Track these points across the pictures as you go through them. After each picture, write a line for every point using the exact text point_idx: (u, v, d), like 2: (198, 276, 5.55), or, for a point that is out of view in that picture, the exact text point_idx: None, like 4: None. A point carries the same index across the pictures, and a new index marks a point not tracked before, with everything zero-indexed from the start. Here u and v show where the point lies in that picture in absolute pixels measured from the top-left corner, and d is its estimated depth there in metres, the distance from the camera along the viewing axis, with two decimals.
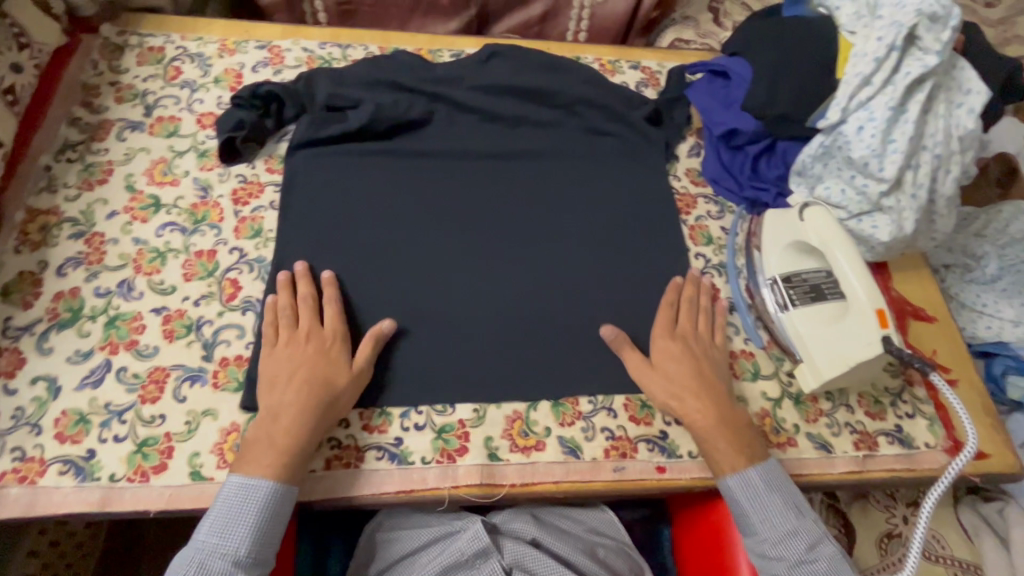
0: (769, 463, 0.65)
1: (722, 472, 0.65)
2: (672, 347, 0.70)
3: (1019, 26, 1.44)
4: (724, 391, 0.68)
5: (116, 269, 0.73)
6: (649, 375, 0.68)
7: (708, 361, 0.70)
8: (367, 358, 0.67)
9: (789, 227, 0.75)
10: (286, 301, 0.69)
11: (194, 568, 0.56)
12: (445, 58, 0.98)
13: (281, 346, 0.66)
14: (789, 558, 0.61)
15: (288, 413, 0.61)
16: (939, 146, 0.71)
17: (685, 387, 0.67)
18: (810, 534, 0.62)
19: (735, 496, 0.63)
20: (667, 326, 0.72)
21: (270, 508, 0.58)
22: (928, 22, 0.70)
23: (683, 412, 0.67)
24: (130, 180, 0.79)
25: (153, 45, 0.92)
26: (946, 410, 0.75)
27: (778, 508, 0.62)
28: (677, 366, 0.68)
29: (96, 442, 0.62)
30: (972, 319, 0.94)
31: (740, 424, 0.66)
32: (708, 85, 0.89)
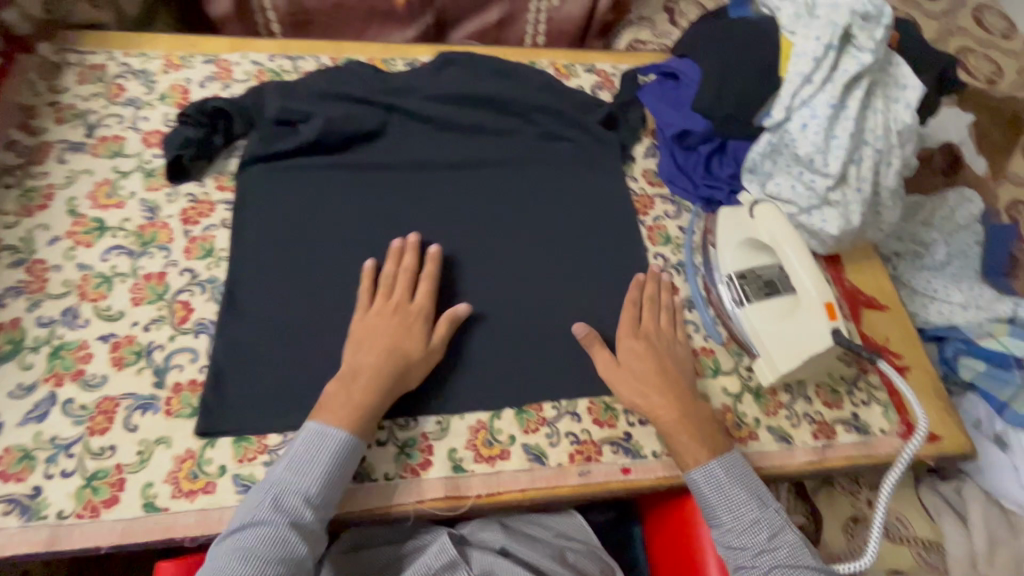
0: (732, 455, 0.65)
1: (687, 465, 0.65)
2: (636, 346, 0.70)
3: (960, 18, 1.49)
4: (687, 387, 0.69)
5: (60, 296, 0.70)
6: (616, 374, 0.69)
7: (671, 358, 0.71)
8: (443, 338, 0.69)
9: (742, 224, 0.78)
10: (389, 269, 0.71)
11: (266, 502, 0.56)
12: (399, 67, 0.97)
13: (374, 312, 0.68)
14: (752, 547, 0.61)
15: (367, 377, 0.63)
16: (880, 140, 0.74)
17: (650, 384, 0.68)
18: (771, 523, 0.62)
19: (701, 489, 0.63)
20: (630, 324, 0.73)
21: (347, 454, 0.60)
22: (861, 22, 0.73)
23: (651, 411, 0.67)
24: (72, 204, 0.77)
25: (94, 63, 0.89)
26: (900, 396, 0.77)
27: (740, 497, 0.63)
28: (642, 364, 0.69)
29: (43, 479, 0.60)
30: (923, 304, 0.96)
31: (704, 418, 0.67)
32: (660, 86, 0.92)
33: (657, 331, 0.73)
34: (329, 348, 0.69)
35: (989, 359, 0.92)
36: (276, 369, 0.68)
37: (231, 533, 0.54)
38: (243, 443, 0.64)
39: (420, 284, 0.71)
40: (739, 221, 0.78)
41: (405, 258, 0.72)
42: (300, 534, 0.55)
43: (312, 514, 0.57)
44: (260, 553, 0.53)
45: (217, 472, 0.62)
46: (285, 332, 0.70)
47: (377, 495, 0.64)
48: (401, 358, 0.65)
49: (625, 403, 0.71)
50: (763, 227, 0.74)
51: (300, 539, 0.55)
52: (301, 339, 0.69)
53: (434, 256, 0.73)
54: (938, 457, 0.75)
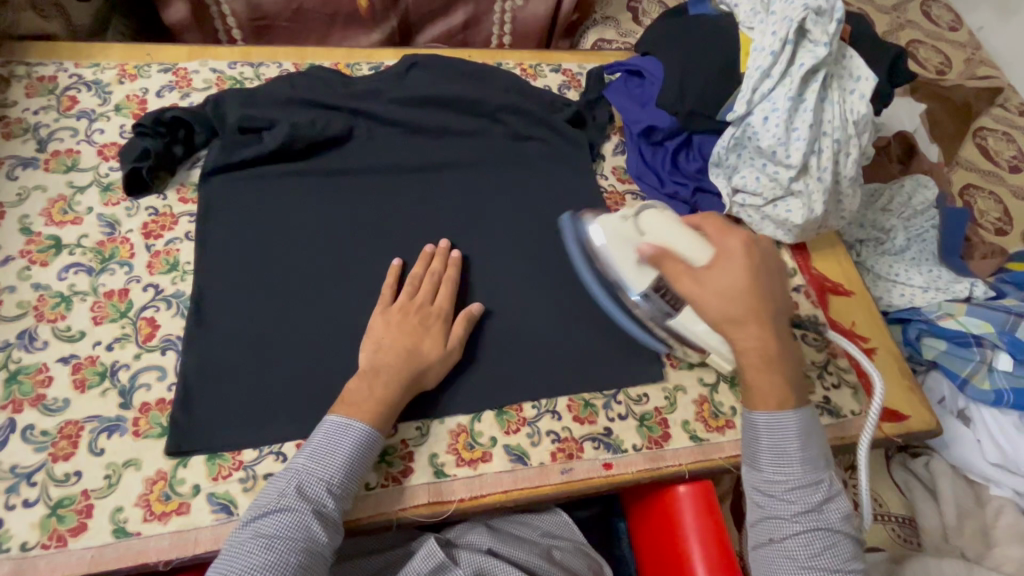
0: (808, 414, 0.60)
1: (755, 406, 0.60)
2: (749, 258, 0.61)
3: (910, 11, 1.55)
4: (781, 320, 0.61)
5: (15, 319, 0.67)
6: (713, 290, 0.60)
7: (780, 277, 0.63)
8: (460, 337, 0.69)
9: (629, 237, 0.67)
10: (417, 270, 0.72)
11: (289, 490, 0.55)
12: (364, 71, 0.96)
13: (395, 309, 0.68)
14: (801, 504, 0.58)
15: (388, 376, 0.63)
16: (838, 131, 0.76)
17: (751, 308, 0.59)
18: (827, 486, 0.59)
19: (759, 433, 0.60)
20: (720, 236, 0.63)
21: (369, 446, 0.60)
22: (815, 16, 0.75)
23: (742, 339, 0.60)
24: (25, 222, 0.74)
25: (43, 75, 0.86)
26: (867, 378, 0.80)
27: (802, 457, 0.58)
28: (745, 282, 0.60)
29: (4, 510, 0.57)
30: (887, 288, 0.99)
31: (792, 357, 0.61)
32: (625, 85, 0.92)
33: (765, 248, 0.63)
34: (304, 359, 0.68)
35: (950, 338, 0.95)
36: (247, 383, 0.66)
37: (254, 520, 0.54)
38: (217, 460, 0.62)
39: (442, 287, 0.71)
40: (620, 235, 0.68)
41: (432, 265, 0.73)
42: (323, 523, 0.55)
43: (334, 503, 0.57)
44: (283, 540, 0.53)
45: (190, 492, 0.60)
46: (257, 345, 0.68)
47: (358, 506, 0.63)
48: (420, 357, 0.65)
49: (604, 398, 0.72)
50: (654, 237, 0.66)
51: (323, 528, 0.55)
52: (273, 350, 0.68)
53: (456, 262, 0.74)
54: (909, 436, 0.77)
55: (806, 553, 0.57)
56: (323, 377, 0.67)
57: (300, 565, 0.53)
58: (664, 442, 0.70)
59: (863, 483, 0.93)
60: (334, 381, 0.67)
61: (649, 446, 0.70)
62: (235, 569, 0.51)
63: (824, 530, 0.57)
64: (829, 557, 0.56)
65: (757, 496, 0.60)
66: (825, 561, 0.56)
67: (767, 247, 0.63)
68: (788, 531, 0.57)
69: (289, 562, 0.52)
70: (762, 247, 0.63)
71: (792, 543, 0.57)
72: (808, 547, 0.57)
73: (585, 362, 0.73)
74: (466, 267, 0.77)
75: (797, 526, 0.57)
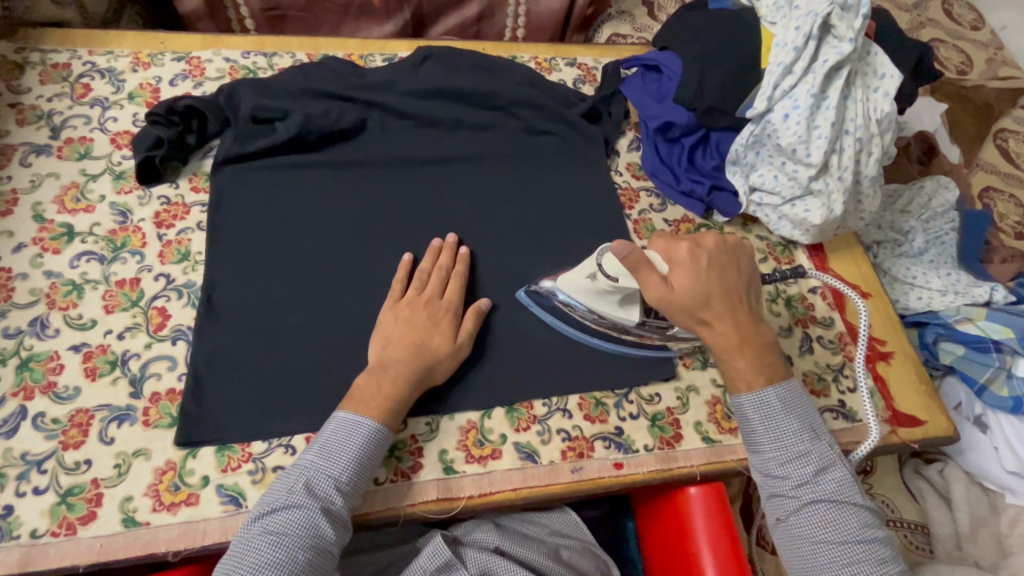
0: (790, 385, 0.63)
1: (736, 391, 0.63)
2: (697, 259, 0.63)
3: (931, 9, 1.52)
4: (748, 312, 0.64)
5: (27, 306, 0.67)
6: (671, 299, 0.62)
7: (733, 267, 0.65)
8: (470, 332, 0.68)
9: (605, 289, 0.68)
10: (426, 265, 0.71)
11: (296, 489, 0.55)
12: (377, 63, 0.95)
13: (404, 304, 0.67)
14: (797, 477, 0.60)
15: (398, 371, 0.62)
16: (860, 129, 0.74)
17: (705, 309, 0.62)
18: (822, 457, 0.61)
19: (747, 414, 0.62)
20: (668, 249, 0.63)
21: (375, 443, 0.59)
22: (840, 12, 0.73)
23: (710, 336, 0.63)
24: (38, 209, 0.73)
25: (57, 62, 0.86)
26: (884, 383, 0.79)
27: (793, 429, 0.61)
28: (697, 284, 0.62)
29: (14, 497, 0.57)
30: (903, 291, 0.98)
31: (765, 344, 0.64)
32: (642, 79, 0.91)
33: (715, 244, 0.65)
34: (313, 351, 0.67)
35: (968, 343, 0.92)
36: (257, 376, 0.66)
37: (261, 521, 0.54)
38: (225, 451, 0.62)
39: (451, 282, 0.71)
40: (592, 292, 0.69)
41: (443, 259, 0.72)
42: (331, 521, 0.55)
43: (341, 501, 0.56)
44: (292, 540, 0.53)
45: (199, 484, 0.60)
46: (267, 336, 0.68)
47: (367, 501, 0.62)
48: (430, 353, 0.64)
49: (616, 398, 0.71)
50: (630, 282, 0.65)
51: (331, 526, 0.55)
52: (283, 342, 0.67)
53: (464, 257, 0.73)
54: (925, 442, 0.76)
55: (812, 524, 0.59)
56: (332, 370, 0.67)
57: (310, 564, 0.53)
58: (676, 442, 0.70)
59: (874, 489, 0.92)
60: (344, 374, 0.67)
61: (660, 447, 0.69)
62: (243, 570, 0.51)
63: (826, 501, 0.59)
64: (837, 527, 0.58)
65: (759, 475, 0.63)
66: (832, 530, 0.58)
67: (717, 242, 0.65)
68: (790, 506, 0.60)
69: (298, 561, 0.52)
70: (710, 244, 0.64)
71: (797, 517, 0.60)
72: (812, 520, 0.59)
73: (597, 361, 0.72)
74: (473, 262, 0.76)
75: (797, 500, 0.60)
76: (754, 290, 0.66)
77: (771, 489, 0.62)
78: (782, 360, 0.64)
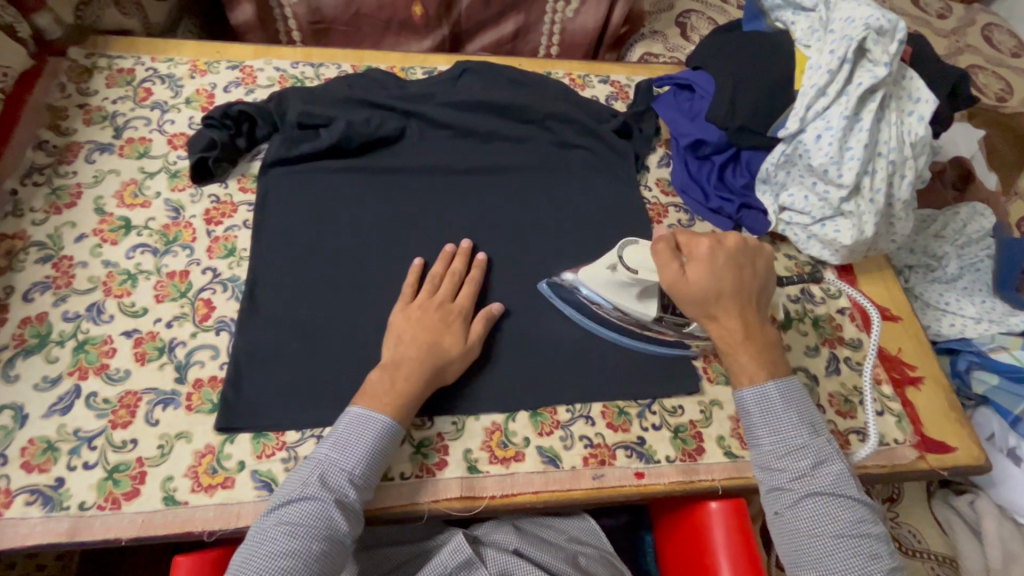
0: (790, 381, 0.64)
1: (740, 383, 0.65)
2: (715, 255, 0.66)
3: (970, 35, 1.50)
4: (756, 312, 0.66)
5: (86, 292, 0.72)
6: (682, 289, 0.65)
7: (748, 266, 0.67)
8: (479, 336, 0.70)
9: (625, 281, 0.70)
10: (438, 270, 0.73)
11: (313, 480, 0.57)
12: (418, 75, 0.99)
13: (416, 306, 0.69)
14: (793, 471, 0.60)
15: (410, 369, 0.64)
16: (894, 152, 0.75)
17: (714, 303, 0.65)
18: (820, 451, 0.61)
19: (748, 407, 0.64)
20: (689, 242, 0.67)
21: (389, 437, 0.61)
22: (876, 36, 0.74)
23: (715, 329, 0.66)
24: (99, 203, 0.78)
25: (122, 67, 0.92)
26: (913, 407, 0.78)
27: (791, 423, 0.62)
28: (710, 278, 0.65)
29: (66, 470, 0.61)
30: (936, 316, 0.96)
31: (769, 343, 0.66)
32: (674, 97, 0.93)
33: (735, 244, 0.68)
34: (346, 347, 0.70)
35: (1003, 372, 0.91)
36: (293, 367, 0.68)
37: (277, 509, 0.56)
38: (261, 439, 0.65)
39: (465, 286, 0.73)
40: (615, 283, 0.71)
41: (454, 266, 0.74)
42: (344, 512, 0.56)
43: (354, 494, 0.58)
44: (306, 528, 0.54)
45: (235, 468, 0.63)
46: (304, 331, 0.71)
47: (392, 494, 0.64)
48: (441, 352, 0.66)
49: (639, 408, 0.72)
50: (651, 275, 0.68)
51: (344, 517, 0.56)
52: (319, 336, 0.70)
53: (480, 264, 0.75)
54: (955, 470, 0.74)
55: (807, 521, 0.58)
56: (364, 366, 0.69)
57: (321, 553, 0.54)
58: (698, 455, 0.70)
59: (901, 517, 0.90)
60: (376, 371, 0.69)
61: (682, 459, 0.69)
62: (259, 554, 0.53)
63: (822, 495, 0.59)
64: (832, 522, 0.58)
65: (757, 470, 0.63)
66: (827, 526, 0.58)
67: (739, 243, 0.68)
68: (786, 501, 0.60)
69: (310, 550, 0.54)
70: (732, 244, 0.67)
71: (793, 513, 0.59)
72: (807, 515, 0.58)
73: (623, 372, 0.73)
74: (488, 269, 0.77)
75: (796, 493, 0.59)
76: (762, 294, 0.68)
77: (769, 482, 0.61)
78: (784, 360, 0.66)
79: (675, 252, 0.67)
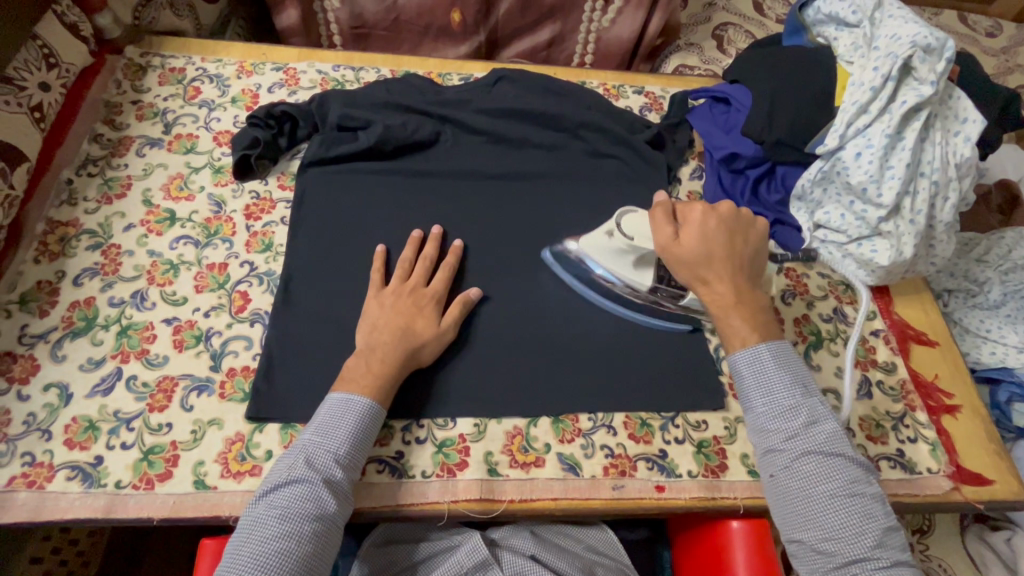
0: (782, 344, 0.63)
1: (732, 349, 0.64)
2: (707, 220, 0.67)
3: (1020, 55, 1.45)
4: (748, 276, 0.67)
5: (131, 279, 0.75)
6: (676, 251, 0.67)
7: (740, 235, 0.68)
8: (454, 320, 0.71)
9: (622, 249, 0.72)
10: (408, 255, 0.75)
11: (299, 465, 0.57)
12: (454, 81, 1.01)
13: (389, 292, 0.70)
14: (786, 432, 0.59)
15: (384, 352, 0.65)
16: (937, 172, 0.73)
17: (705, 266, 0.66)
18: (811, 412, 0.59)
19: (741, 371, 0.62)
20: (686, 206, 0.69)
21: (359, 407, 0.61)
22: (923, 54, 0.72)
23: (706, 295, 0.66)
24: (147, 195, 0.82)
25: (173, 66, 0.96)
26: (948, 436, 0.75)
27: (783, 383, 0.61)
28: (702, 241, 0.66)
29: (104, 449, 0.64)
30: (975, 344, 0.94)
31: (758, 308, 0.65)
32: (710, 110, 0.93)
33: (729, 210, 0.69)
34: None
35: None
36: (320, 356, 0.70)
37: (268, 495, 0.56)
38: (288, 429, 0.67)
39: (439, 272, 0.74)
40: (610, 248, 0.73)
41: (426, 248, 0.76)
42: (332, 494, 0.57)
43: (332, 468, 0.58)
44: (295, 512, 0.54)
45: (264, 456, 0.65)
46: (335, 325, 0.72)
47: (411, 492, 0.65)
48: (414, 335, 0.67)
49: (662, 420, 0.71)
50: (646, 242, 0.70)
51: (331, 499, 0.56)
52: (348, 331, 0.72)
53: (456, 249, 0.77)
54: (993, 504, 0.71)
55: (802, 480, 0.57)
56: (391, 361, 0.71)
57: (313, 535, 0.54)
58: (721, 472, 0.69)
59: (931, 550, 0.87)
60: None
61: (705, 474, 0.69)
62: (252, 542, 0.53)
63: (814, 455, 0.57)
64: (824, 481, 0.56)
65: (752, 434, 0.62)
66: (820, 484, 0.56)
67: (731, 210, 0.69)
68: (782, 460, 0.58)
69: (303, 531, 0.54)
70: (725, 210, 0.68)
71: (787, 475, 0.58)
72: (801, 475, 0.57)
73: (649, 385, 0.73)
74: (463, 255, 0.79)
75: (788, 454, 0.58)
76: (754, 263, 0.68)
77: (763, 445, 0.60)
78: (775, 324, 0.65)
79: (671, 219, 0.69)
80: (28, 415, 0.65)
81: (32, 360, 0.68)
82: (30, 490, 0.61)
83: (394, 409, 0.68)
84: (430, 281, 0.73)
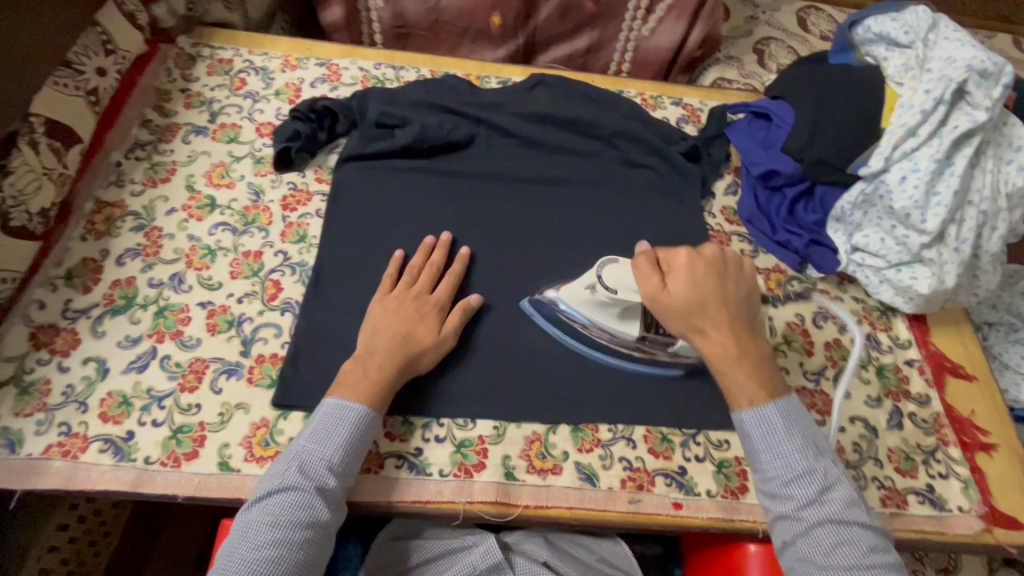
0: (791, 401, 0.61)
1: (739, 407, 0.61)
2: (694, 265, 0.64)
3: None
4: (745, 324, 0.64)
5: (170, 262, 0.77)
6: (664, 303, 0.64)
7: (729, 278, 0.66)
8: (455, 325, 0.71)
9: (605, 301, 0.69)
10: (416, 262, 0.75)
11: (291, 470, 0.58)
12: (492, 84, 1.02)
13: (393, 297, 0.71)
14: (800, 498, 0.57)
15: (382, 357, 0.65)
16: (986, 201, 0.70)
17: (698, 314, 0.63)
18: (825, 477, 0.57)
19: (748, 429, 0.60)
20: (668, 254, 0.66)
21: (351, 414, 0.62)
22: (979, 78, 0.69)
23: (704, 344, 0.63)
24: (190, 180, 0.84)
25: (222, 57, 0.99)
26: (982, 474, 0.72)
27: (795, 445, 0.59)
28: (691, 288, 0.63)
29: (136, 425, 0.66)
30: (1015, 381, 0.90)
31: (758, 358, 0.63)
32: (749, 125, 0.92)
33: (714, 253, 0.66)
34: None
35: None
36: (343, 350, 0.71)
37: (261, 499, 0.57)
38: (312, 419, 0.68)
39: (444, 280, 0.74)
40: (593, 302, 0.70)
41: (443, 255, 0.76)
42: (324, 502, 0.57)
43: (326, 474, 0.59)
44: (288, 517, 0.55)
45: (286, 443, 0.66)
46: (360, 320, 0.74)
47: (428, 490, 0.65)
48: (415, 343, 0.67)
49: (683, 436, 0.71)
50: (631, 294, 0.67)
51: (324, 509, 0.57)
52: None
53: (462, 257, 0.77)
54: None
55: (818, 549, 0.55)
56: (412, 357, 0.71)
57: (304, 541, 0.55)
58: (740, 494, 0.68)
59: None
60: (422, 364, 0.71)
61: (724, 495, 0.67)
62: (241, 547, 0.54)
63: (830, 523, 0.55)
64: (841, 553, 0.54)
65: (763, 498, 0.60)
66: (839, 556, 0.54)
67: (716, 253, 0.67)
68: (797, 530, 0.56)
69: (294, 535, 0.55)
70: (710, 253, 0.66)
71: (803, 544, 0.56)
72: (817, 546, 0.55)
73: (673, 402, 0.72)
74: (470, 263, 0.79)
75: (804, 523, 0.56)
76: (746, 308, 0.66)
77: (776, 508, 0.58)
78: (777, 375, 0.63)
79: (655, 268, 0.66)
80: (67, 386, 0.67)
81: (74, 333, 0.71)
82: (64, 459, 0.63)
83: (415, 406, 0.69)
84: (435, 288, 0.74)
